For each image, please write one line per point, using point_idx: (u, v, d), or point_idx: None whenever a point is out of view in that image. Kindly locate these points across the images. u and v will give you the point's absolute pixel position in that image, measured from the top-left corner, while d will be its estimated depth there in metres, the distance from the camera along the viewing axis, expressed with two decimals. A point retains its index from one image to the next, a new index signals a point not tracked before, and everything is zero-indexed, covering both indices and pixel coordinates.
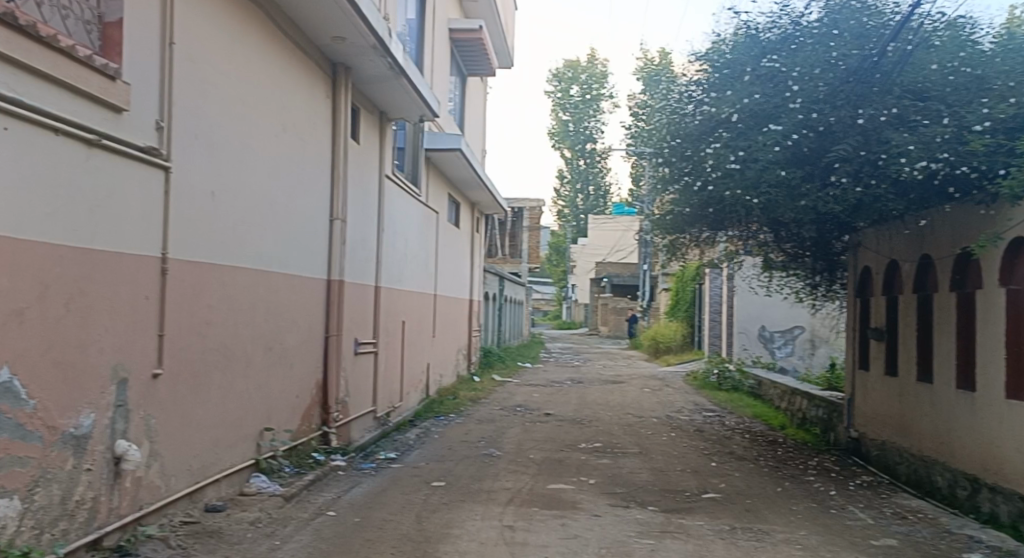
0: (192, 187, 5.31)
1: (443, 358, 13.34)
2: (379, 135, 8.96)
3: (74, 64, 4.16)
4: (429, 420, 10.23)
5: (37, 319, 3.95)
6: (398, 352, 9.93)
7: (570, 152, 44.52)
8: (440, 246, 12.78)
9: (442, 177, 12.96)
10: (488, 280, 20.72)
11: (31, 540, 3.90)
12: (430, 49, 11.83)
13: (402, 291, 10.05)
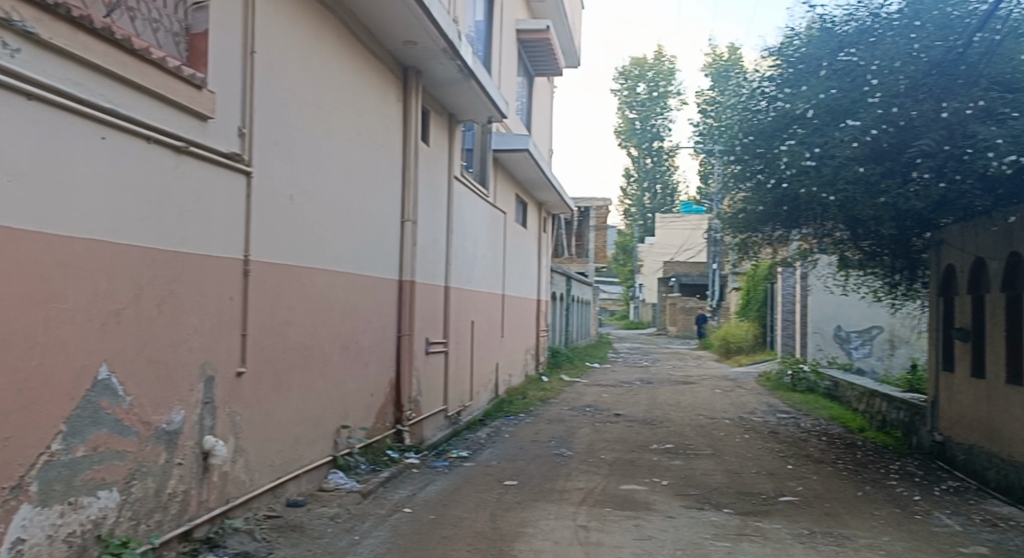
0: (273, 190, 5.48)
1: (512, 358, 13.41)
2: (448, 137, 9.07)
3: (164, 74, 4.38)
4: (500, 420, 10.29)
5: (131, 319, 4.23)
6: (468, 352, 10.03)
7: (637, 150, 44.80)
8: (508, 246, 12.86)
9: (510, 177, 13.02)
10: (556, 280, 20.79)
11: (129, 530, 4.20)
12: (498, 50, 11.92)
13: (471, 291, 10.14)
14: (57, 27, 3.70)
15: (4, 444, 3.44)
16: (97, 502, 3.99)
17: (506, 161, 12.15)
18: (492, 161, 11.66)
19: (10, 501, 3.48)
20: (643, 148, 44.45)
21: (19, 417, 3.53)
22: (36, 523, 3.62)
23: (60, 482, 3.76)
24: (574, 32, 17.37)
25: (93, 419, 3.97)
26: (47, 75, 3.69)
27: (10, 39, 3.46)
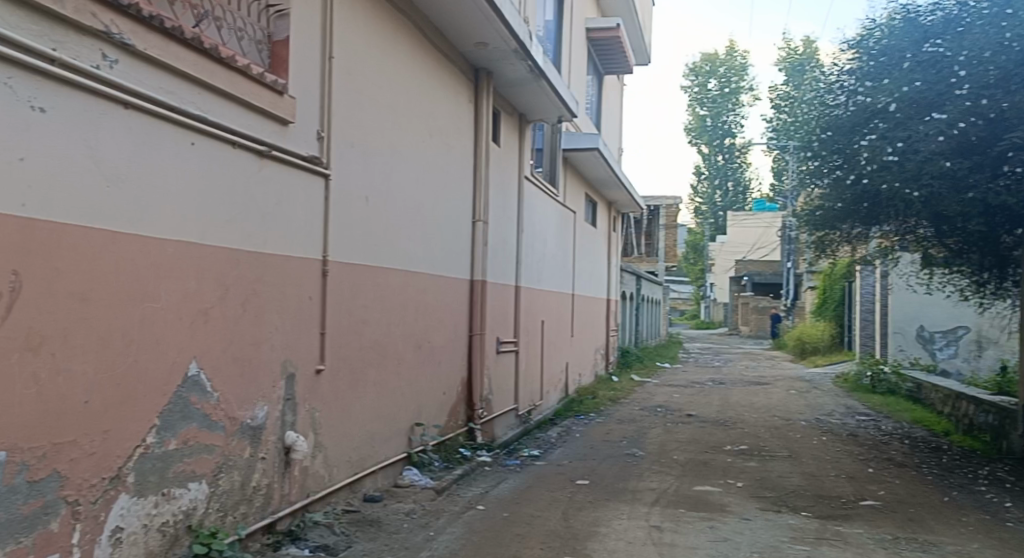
0: (350, 193, 5.61)
1: (582, 358, 13.41)
2: (519, 137, 9.13)
3: (248, 81, 4.57)
4: (570, 419, 10.30)
5: (218, 318, 4.45)
6: (538, 351, 10.06)
7: (709, 147, 44.30)
8: (578, 246, 12.87)
9: (579, 176, 12.99)
10: (625, 279, 20.71)
11: (217, 521, 4.44)
12: (568, 49, 11.94)
13: (541, 291, 10.17)
14: (152, 40, 3.98)
15: (104, 438, 3.78)
16: (188, 494, 4.25)
17: (576, 159, 12.13)
18: (562, 161, 11.69)
19: (109, 491, 3.79)
20: (714, 144, 43.97)
21: (118, 412, 3.87)
22: (133, 512, 3.92)
23: (154, 474, 4.04)
24: (644, 29, 17.20)
25: (183, 414, 4.23)
26: (143, 86, 3.96)
27: (109, 51, 3.78)
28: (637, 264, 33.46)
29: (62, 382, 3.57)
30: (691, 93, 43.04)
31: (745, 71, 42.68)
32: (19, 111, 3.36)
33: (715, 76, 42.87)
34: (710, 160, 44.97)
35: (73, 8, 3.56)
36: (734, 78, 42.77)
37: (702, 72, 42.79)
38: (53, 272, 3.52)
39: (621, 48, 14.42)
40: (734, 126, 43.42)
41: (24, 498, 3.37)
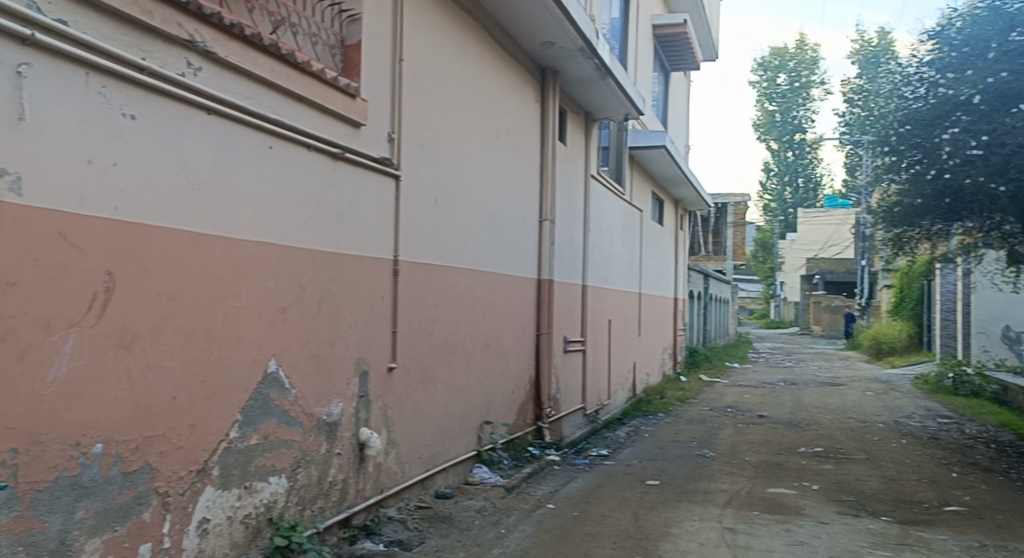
0: (419, 193, 5.69)
1: (650, 357, 13.31)
2: (585, 135, 9.11)
3: (322, 85, 4.68)
4: (638, 419, 10.24)
5: (296, 317, 4.58)
6: (605, 351, 10.02)
7: (778, 145, 44.97)
8: (645, 245, 12.78)
9: (645, 174, 12.89)
10: (693, 278, 20.49)
11: (296, 514, 4.57)
12: (635, 46, 11.86)
13: (607, 290, 10.12)
14: (232, 47, 4.11)
15: (191, 431, 3.96)
16: (268, 487, 4.39)
17: (642, 157, 12.04)
18: (628, 159, 11.62)
19: (196, 483, 3.98)
20: (783, 141, 44.40)
21: (203, 407, 4.04)
22: (218, 504, 4.09)
23: (237, 467, 4.20)
24: (712, 24, 16.95)
25: (264, 410, 4.37)
26: (224, 92, 4.09)
27: (193, 59, 3.93)
28: (704, 263, 32.87)
29: (152, 378, 3.77)
30: (760, 89, 43.83)
31: (817, 65, 43.29)
32: (111, 119, 3.53)
33: (785, 70, 43.33)
34: (779, 155, 45.70)
35: (160, 18, 3.72)
36: (806, 70, 43.30)
37: (771, 67, 43.52)
38: (143, 273, 3.70)
39: (688, 44, 14.25)
40: (805, 121, 43.89)
41: (119, 488, 3.60)
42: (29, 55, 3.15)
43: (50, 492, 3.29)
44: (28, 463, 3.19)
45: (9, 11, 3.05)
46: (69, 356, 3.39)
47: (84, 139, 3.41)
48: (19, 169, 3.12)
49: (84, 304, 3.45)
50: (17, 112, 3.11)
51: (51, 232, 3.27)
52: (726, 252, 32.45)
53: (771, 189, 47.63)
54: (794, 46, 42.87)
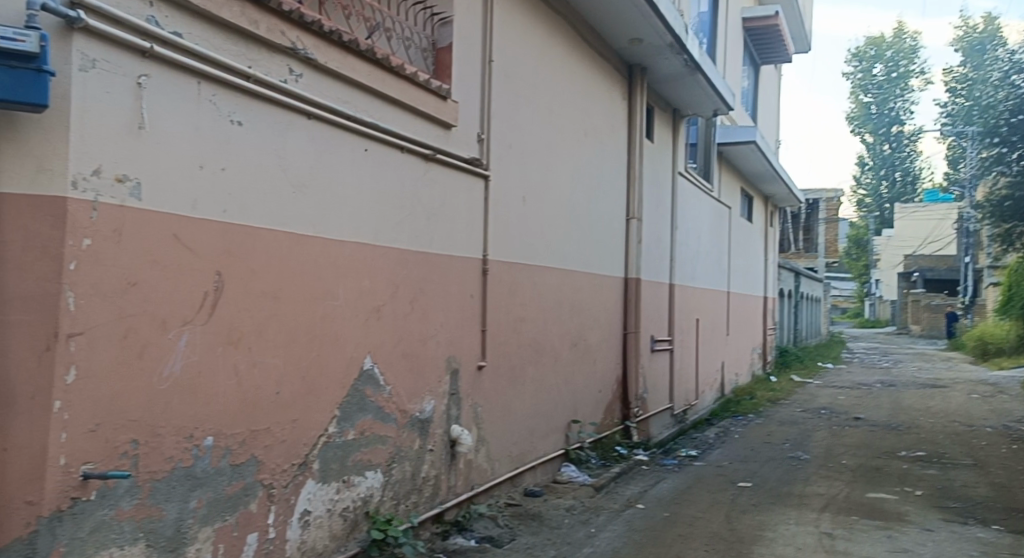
0: (508, 193, 5.74)
1: (739, 357, 13.07)
2: (673, 132, 9.01)
3: (415, 88, 4.77)
4: (728, 420, 10.07)
5: (390, 316, 4.69)
6: (692, 350, 9.89)
7: (874, 137, 44.17)
8: (733, 242, 12.54)
9: (734, 170, 12.64)
10: (783, 276, 20.00)
11: (391, 508, 4.69)
12: (724, 39, 11.64)
13: (695, 289, 9.97)
14: (332, 53, 4.23)
15: (293, 426, 4.10)
16: (365, 482, 4.51)
17: (730, 153, 11.82)
18: (716, 155, 11.42)
19: (299, 476, 4.12)
20: (880, 133, 43.86)
21: (305, 402, 4.18)
22: (318, 497, 4.23)
23: (336, 461, 4.33)
24: (803, 14, 16.48)
25: (360, 406, 4.49)
26: (324, 97, 4.23)
27: (295, 66, 4.07)
28: (794, 260, 32.02)
29: (257, 374, 3.93)
30: (855, 79, 43.92)
31: (915, 52, 42.80)
32: (220, 125, 3.72)
33: (882, 59, 43.42)
34: (876, 149, 44.84)
35: (265, 28, 3.87)
36: (904, 58, 42.95)
37: (867, 56, 43.78)
38: (249, 273, 3.88)
39: (779, 36, 13.90)
40: (903, 111, 43.03)
41: (228, 479, 3.77)
42: (149, 66, 3.40)
43: (166, 482, 3.51)
44: (147, 454, 3.43)
45: (130, 26, 3.30)
46: (183, 353, 3.59)
47: (197, 145, 3.62)
48: (139, 175, 3.38)
49: (195, 302, 3.64)
50: (138, 121, 3.37)
51: (168, 235, 3.51)
52: (817, 249, 31.52)
53: (867, 183, 46.90)
54: (892, 35, 43.19)
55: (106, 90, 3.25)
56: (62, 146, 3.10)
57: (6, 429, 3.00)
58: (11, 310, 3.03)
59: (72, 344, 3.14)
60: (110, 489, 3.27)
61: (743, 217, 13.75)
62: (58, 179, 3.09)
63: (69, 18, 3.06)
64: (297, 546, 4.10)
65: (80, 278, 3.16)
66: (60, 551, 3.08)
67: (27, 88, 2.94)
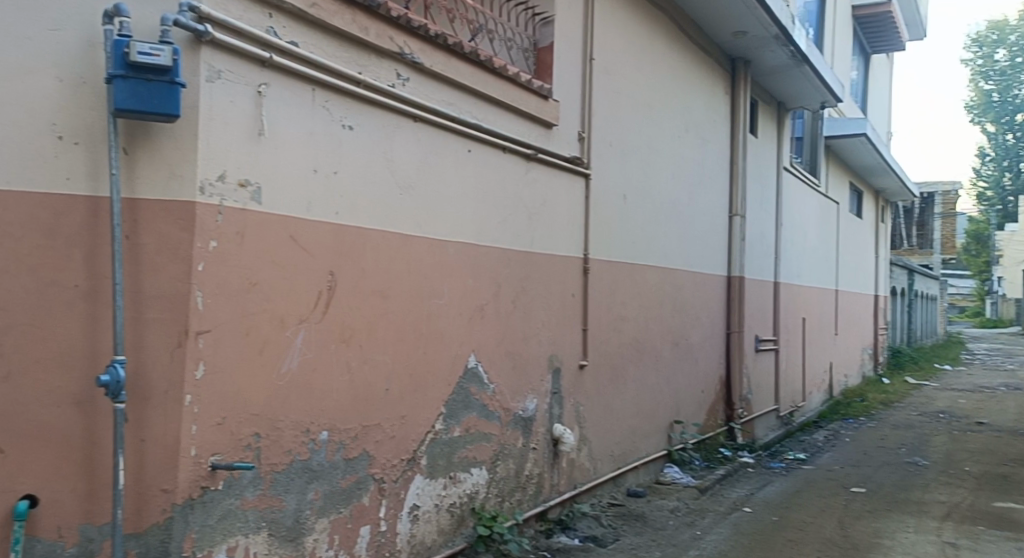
0: (608, 191, 5.72)
1: (848, 357, 12.59)
2: (777, 126, 8.77)
3: (517, 88, 4.81)
4: (837, 423, 9.72)
5: (494, 314, 4.74)
6: (799, 351, 9.59)
7: (994, 126, 41.83)
8: (842, 239, 12.09)
9: (841, 165, 12.17)
10: (895, 274, 19.13)
11: (496, 505, 4.75)
12: (831, 29, 11.24)
13: (801, 287, 9.67)
14: (437, 57, 4.31)
15: (402, 421, 4.20)
16: (471, 478, 4.58)
17: (837, 147, 11.39)
18: (823, 149, 11.05)
19: (408, 471, 4.21)
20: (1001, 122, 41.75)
21: (413, 399, 4.27)
22: (427, 492, 4.32)
23: (443, 457, 4.41)
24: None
25: (465, 403, 4.56)
26: (430, 100, 4.32)
27: (402, 70, 4.17)
28: (905, 257, 30.56)
29: (368, 371, 4.04)
30: (974, 66, 42.58)
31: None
32: (333, 130, 3.85)
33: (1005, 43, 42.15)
34: (995, 139, 42.34)
35: (375, 34, 3.98)
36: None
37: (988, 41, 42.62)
38: (360, 273, 4.00)
39: (892, 23, 13.30)
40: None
41: (342, 472, 3.90)
42: (268, 75, 3.56)
43: (286, 474, 3.65)
44: (269, 446, 3.58)
45: (252, 37, 3.45)
46: (300, 349, 3.73)
47: (312, 149, 3.77)
48: (259, 179, 3.54)
49: (311, 301, 3.78)
50: (258, 128, 3.53)
51: (286, 237, 3.65)
52: (929, 245, 30.00)
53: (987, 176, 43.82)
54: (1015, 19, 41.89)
55: (229, 99, 3.41)
56: (191, 153, 3.28)
57: (145, 420, 3.21)
58: (147, 309, 3.24)
59: (201, 341, 3.31)
60: (236, 479, 3.44)
61: (852, 213, 13.24)
62: (188, 185, 3.28)
63: (198, 32, 3.23)
64: (408, 539, 4.20)
65: (207, 278, 3.33)
66: (192, 537, 3.26)
67: (162, 100, 3.14)
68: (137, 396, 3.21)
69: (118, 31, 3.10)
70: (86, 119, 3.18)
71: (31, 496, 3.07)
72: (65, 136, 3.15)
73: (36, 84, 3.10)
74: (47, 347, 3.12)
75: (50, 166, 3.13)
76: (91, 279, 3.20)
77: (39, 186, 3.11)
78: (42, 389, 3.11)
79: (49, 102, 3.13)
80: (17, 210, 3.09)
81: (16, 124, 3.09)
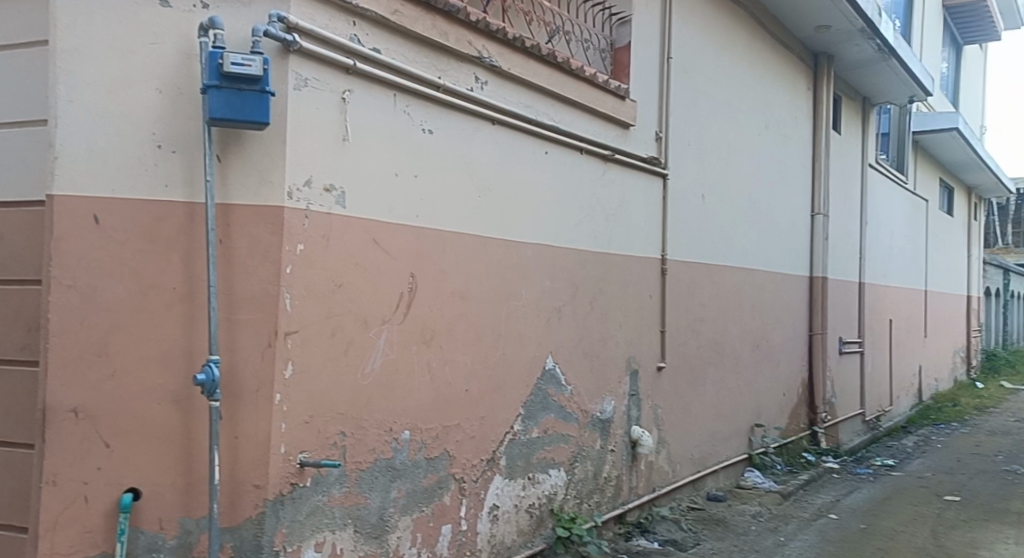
0: (685, 192, 5.65)
1: (938, 361, 12.10)
2: (862, 122, 8.51)
3: (594, 89, 4.80)
4: (928, 428, 9.36)
5: (571, 315, 4.74)
6: (886, 353, 9.28)
7: None
8: (932, 237, 11.64)
9: (931, 160, 11.72)
10: (989, 274, 18.28)
11: (575, 506, 4.74)
12: (920, 21, 10.84)
13: (887, 288, 9.36)
14: (515, 59, 4.34)
15: (481, 422, 4.23)
16: (549, 479, 4.59)
17: (925, 142, 10.98)
18: (911, 145, 10.66)
19: (487, 471, 4.25)
20: None
21: (492, 399, 4.30)
22: (506, 492, 4.34)
23: (522, 458, 4.43)
24: None
25: (544, 404, 4.57)
26: (508, 103, 4.35)
27: (481, 74, 4.20)
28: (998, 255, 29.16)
29: (448, 371, 4.09)
30: None
31: None
32: (413, 134, 3.92)
33: None
34: None
35: (455, 39, 4.03)
36: None
37: None
38: (440, 274, 4.05)
39: (987, 12, 12.73)
40: None
41: (424, 471, 3.95)
42: (352, 82, 3.64)
43: (370, 472, 3.73)
44: (354, 445, 3.66)
45: (336, 45, 3.54)
46: (382, 350, 3.81)
47: (394, 153, 3.84)
48: (343, 184, 3.62)
49: (392, 302, 3.84)
50: (342, 133, 3.61)
51: (369, 240, 3.73)
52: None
53: None
54: None
55: (315, 106, 3.51)
56: (280, 159, 3.39)
57: (238, 418, 3.33)
58: (240, 310, 3.35)
59: (289, 341, 3.41)
60: (323, 476, 3.53)
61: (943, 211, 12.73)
62: (276, 190, 3.38)
63: (286, 42, 3.33)
64: (488, 539, 4.24)
65: (295, 280, 3.43)
66: (282, 532, 3.36)
67: (254, 109, 3.25)
68: (231, 395, 3.33)
69: (212, 43, 3.24)
70: (183, 128, 3.33)
71: (134, 489, 3.22)
72: (164, 144, 3.30)
73: (138, 96, 3.26)
74: (148, 346, 3.27)
75: (150, 173, 3.28)
76: (188, 281, 3.33)
77: (140, 193, 3.26)
78: (144, 386, 3.26)
79: (149, 113, 3.29)
80: (120, 216, 3.24)
81: (119, 134, 3.25)
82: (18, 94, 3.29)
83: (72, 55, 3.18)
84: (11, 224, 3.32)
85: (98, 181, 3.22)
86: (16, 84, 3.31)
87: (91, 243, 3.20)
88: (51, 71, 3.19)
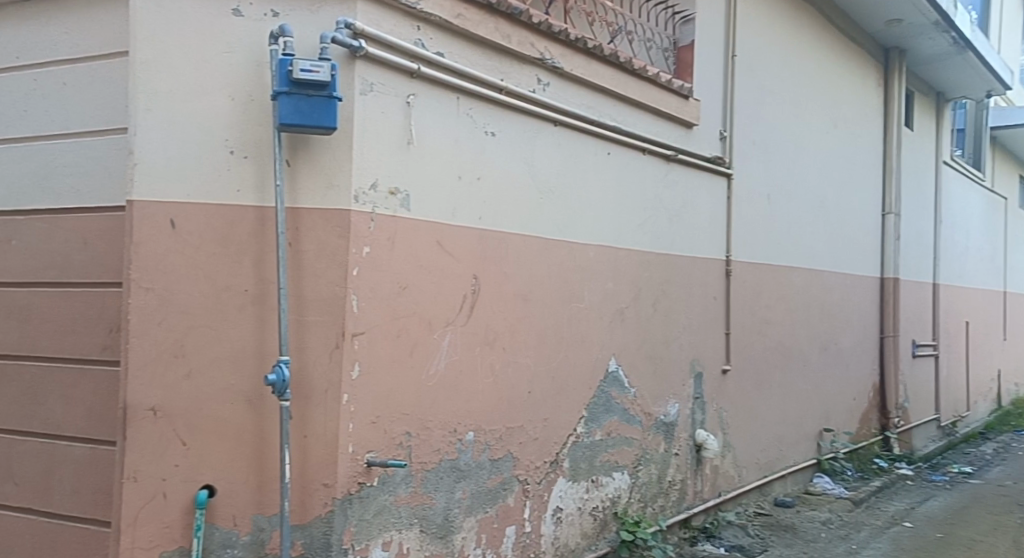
0: (751, 192, 5.56)
1: (1018, 364, 11.63)
2: (936, 118, 8.24)
3: (657, 89, 4.76)
4: (1007, 435, 9.00)
5: (634, 317, 4.70)
6: (961, 356, 8.96)
7: None
8: (1010, 236, 11.20)
9: (1010, 156, 11.28)
10: None
11: (639, 509, 4.70)
12: (998, 11, 10.44)
13: (963, 289, 9.04)
14: (577, 60, 4.33)
15: (544, 424, 4.23)
16: (613, 482, 4.56)
17: (1003, 138, 10.57)
18: (988, 140, 10.27)
19: (551, 473, 4.24)
20: None
21: (555, 401, 4.29)
22: (569, 495, 4.33)
23: (585, 461, 4.41)
24: None
25: (606, 407, 4.54)
26: (571, 104, 4.34)
27: (543, 76, 4.21)
28: None
29: (511, 373, 4.10)
30: None
31: None
32: (476, 136, 3.94)
33: None
34: None
35: (517, 41, 4.04)
36: None
37: None
38: (503, 276, 4.06)
39: None
40: None
41: (488, 472, 3.97)
42: (416, 86, 3.68)
43: (435, 473, 3.76)
44: (419, 445, 3.70)
45: (401, 50, 3.58)
46: (447, 351, 3.84)
47: (457, 156, 3.87)
48: (407, 187, 3.67)
49: (456, 304, 3.87)
50: (406, 137, 3.66)
51: (433, 242, 3.77)
52: None
53: None
54: None
55: (380, 111, 3.56)
56: (346, 163, 3.45)
57: (307, 418, 3.40)
58: (308, 312, 3.42)
59: (356, 343, 3.46)
60: (390, 476, 3.57)
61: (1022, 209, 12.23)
62: (343, 194, 3.44)
63: (353, 48, 3.38)
64: (552, 541, 4.23)
65: (362, 283, 3.48)
66: (351, 531, 3.41)
67: (322, 114, 3.32)
68: (301, 395, 3.40)
69: (282, 50, 3.32)
70: (254, 134, 3.42)
71: (209, 486, 3.31)
72: (236, 150, 3.40)
73: (211, 104, 3.36)
74: (221, 347, 3.36)
75: (222, 179, 3.38)
76: (259, 284, 3.42)
77: (213, 198, 3.36)
78: (218, 386, 3.35)
79: (222, 120, 3.38)
80: (195, 220, 3.34)
81: (194, 141, 3.35)
82: (98, 103, 3.41)
83: (150, 65, 3.29)
84: (91, 228, 3.42)
85: (174, 187, 3.33)
86: (96, 93, 3.42)
87: (168, 247, 3.31)
88: (131, 81, 3.31)
